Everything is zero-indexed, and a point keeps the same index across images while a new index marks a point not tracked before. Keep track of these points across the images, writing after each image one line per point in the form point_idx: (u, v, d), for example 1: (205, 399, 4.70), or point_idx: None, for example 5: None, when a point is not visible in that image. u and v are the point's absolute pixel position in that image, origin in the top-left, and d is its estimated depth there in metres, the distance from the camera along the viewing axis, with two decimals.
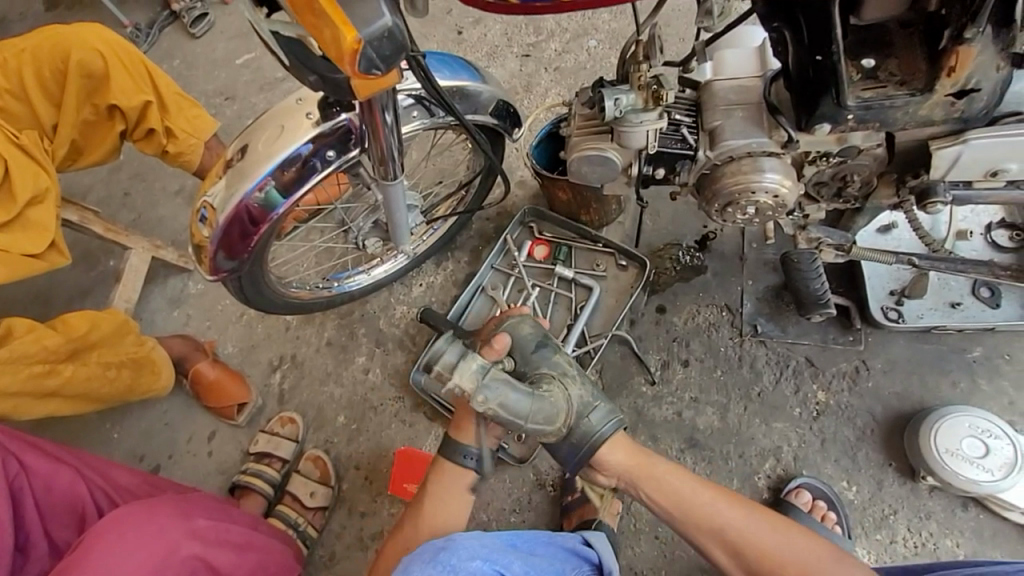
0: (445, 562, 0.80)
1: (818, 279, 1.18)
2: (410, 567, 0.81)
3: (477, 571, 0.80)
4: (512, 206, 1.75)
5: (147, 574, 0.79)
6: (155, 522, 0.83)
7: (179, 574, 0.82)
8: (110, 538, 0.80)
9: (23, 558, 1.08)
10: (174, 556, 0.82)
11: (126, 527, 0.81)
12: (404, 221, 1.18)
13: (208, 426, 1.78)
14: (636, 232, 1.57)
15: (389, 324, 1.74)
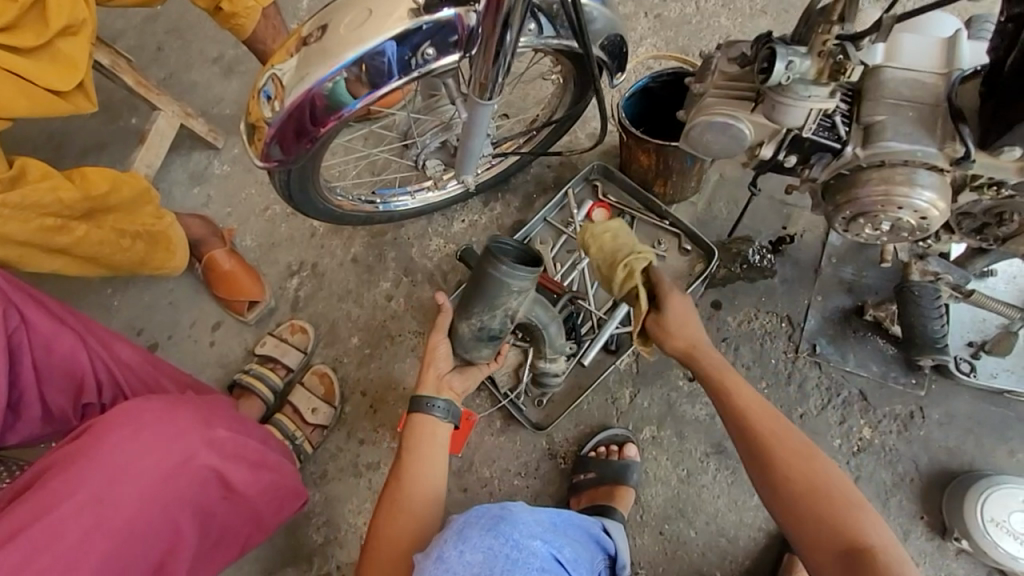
0: (507, 535, 0.74)
1: (939, 320, 1.04)
2: (466, 533, 0.74)
3: (539, 553, 0.74)
4: (577, 159, 1.62)
5: (158, 478, 0.72)
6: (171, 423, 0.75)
7: (192, 483, 0.75)
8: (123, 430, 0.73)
9: (14, 416, 1.04)
10: (190, 462, 0.75)
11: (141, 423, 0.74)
12: (479, 148, 1.06)
13: (214, 315, 1.70)
14: (707, 217, 1.46)
15: (422, 254, 1.64)
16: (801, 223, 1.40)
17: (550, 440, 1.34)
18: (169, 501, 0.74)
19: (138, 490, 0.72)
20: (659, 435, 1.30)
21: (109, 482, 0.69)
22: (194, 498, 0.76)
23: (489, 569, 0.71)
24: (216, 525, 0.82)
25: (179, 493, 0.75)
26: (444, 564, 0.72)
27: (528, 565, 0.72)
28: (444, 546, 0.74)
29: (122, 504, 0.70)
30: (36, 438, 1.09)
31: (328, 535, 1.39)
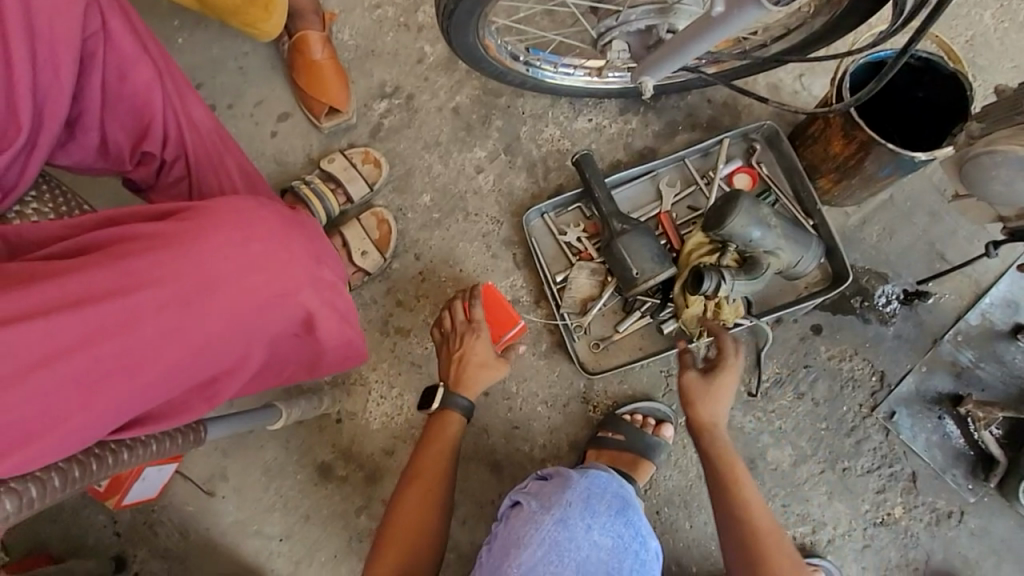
0: (633, 524, 0.82)
1: None
2: (595, 510, 0.80)
3: (652, 547, 0.83)
4: (744, 106, 1.38)
5: (246, 298, 0.68)
6: (280, 249, 0.70)
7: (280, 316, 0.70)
8: (232, 237, 0.68)
9: (69, 137, 0.88)
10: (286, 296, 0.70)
11: (254, 238, 0.69)
12: (690, 55, 0.89)
13: (283, 104, 1.50)
14: (854, 235, 1.28)
15: (530, 137, 1.44)
16: (948, 285, 1.25)
17: (589, 384, 1.28)
18: (254, 326, 0.69)
19: (228, 305, 0.67)
20: None
21: (198, 283, 0.66)
22: (275, 331, 0.72)
23: (617, 552, 0.78)
24: (280, 361, 0.78)
25: (264, 322, 0.70)
26: (570, 533, 0.77)
27: (647, 560, 0.80)
28: (571, 512, 0.79)
29: (204, 311, 0.66)
30: (85, 170, 0.94)
31: (337, 377, 1.34)
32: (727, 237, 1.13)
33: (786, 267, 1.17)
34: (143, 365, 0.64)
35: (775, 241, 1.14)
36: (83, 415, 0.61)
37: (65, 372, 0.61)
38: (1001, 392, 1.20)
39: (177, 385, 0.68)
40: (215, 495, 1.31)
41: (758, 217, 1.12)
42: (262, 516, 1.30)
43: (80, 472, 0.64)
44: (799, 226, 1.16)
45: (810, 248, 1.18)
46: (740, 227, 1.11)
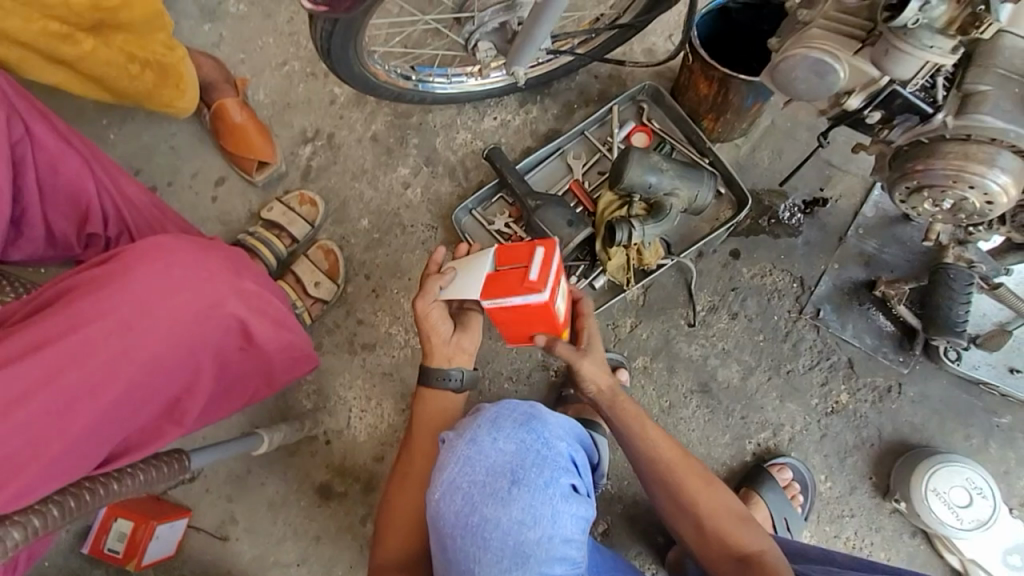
0: (537, 431, 0.81)
1: (963, 305, 1.13)
2: (500, 423, 0.81)
3: (565, 453, 0.81)
4: (628, 75, 1.52)
5: (183, 316, 0.78)
6: (202, 270, 0.80)
7: (217, 328, 0.81)
8: (156, 268, 0.77)
9: (17, 232, 0.99)
10: (218, 310, 0.81)
11: (175, 264, 0.79)
12: (539, 39, 1.04)
13: (217, 169, 1.62)
14: (748, 163, 1.41)
15: (446, 146, 1.56)
16: (840, 188, 1.38)
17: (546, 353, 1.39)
18: (194, 342, 0.79)
19: (166, 328, 0.77)
20: (650, 366, 1.35)
21: (137, 311, 0.75)
22: (216, 343, 0.82)
23: (519, 458, 0.77)
24: (230, 374, 0.89)
25: (202, 337, 0.80)
26: (478, 446, 0.78)
27: (556, 463, 0.78)
28: (478, 429, 0.81)
29: (148, 334, 0.76)
30: (39, 259, 1.04)
31: (318, 403, 1.43)
32: (627, 188, 1.26)
33: (687, 205, 1.30)
34: (100, 394, 0.73)
35: (670, 183, 1.26)
36: (55, 449, 0.70)
37: (28, 415, 0.69)
38: (909, 269, 1.32)
39: (138, 408, 0.78)
40: (228, 539, 1.38)
41: (648, 165, 1.25)
42: (276, 546, 1.37)
43: (75, 502, 0.74)
44: (690, 166, 1.29)
45: (705, 184, 1.30)
46: (637, 177, 1.24)
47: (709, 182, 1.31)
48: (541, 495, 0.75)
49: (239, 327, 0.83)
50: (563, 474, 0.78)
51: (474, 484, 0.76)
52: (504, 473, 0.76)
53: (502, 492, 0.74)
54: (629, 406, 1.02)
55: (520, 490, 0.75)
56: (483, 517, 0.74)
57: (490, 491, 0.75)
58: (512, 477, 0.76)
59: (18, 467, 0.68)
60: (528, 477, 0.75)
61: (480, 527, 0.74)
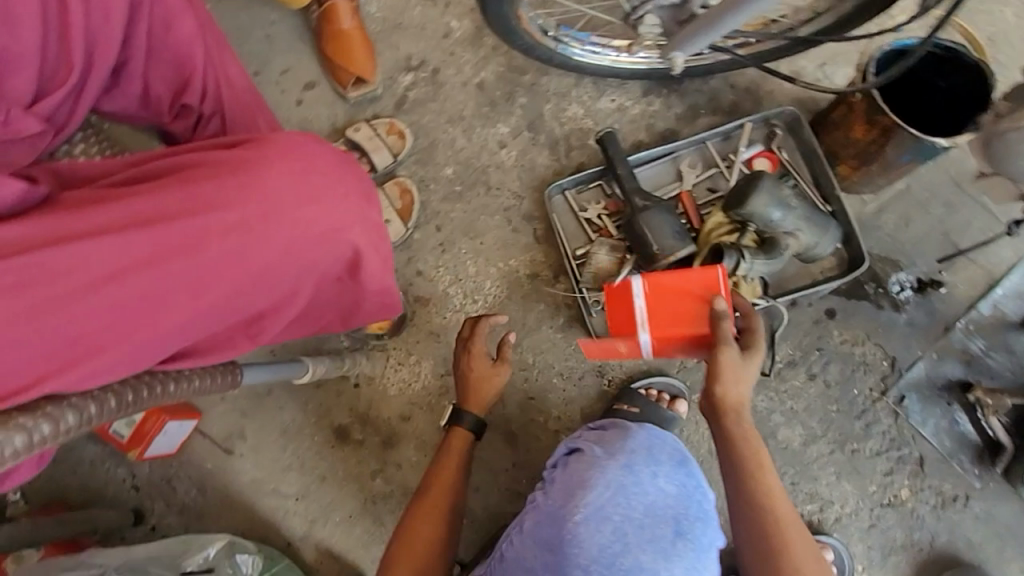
0: (698, 482, 0.89)
1: None
2: (659, 458, 0.89)
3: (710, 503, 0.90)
4: (767, 94, 1.40)
5: (301, 230, 0.71)
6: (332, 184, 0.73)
7: (329, 252, 0.73)
8: (287, 168, 0.71)
9: (113, 82, 0.90)
10: (335, 233, 0.73)
11: (308, 170, 0.72)
12: (719, 32, 0.94)
13: (309, 73, 1.51)
14: (871, 222, 1.30)
15: (554, 115, 1.45)
16: (962, 275, 1.27)
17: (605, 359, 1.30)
18: (302, 260, 0.72)
19: (280, 236, 0.70)
20: None
21: (258, 211, 0.70)
22: (323, 269, 0.75)
23: (684, 507, 0.85)
24: (323, 303, 0.81)
25: (311, 258, 0.73)
26: (640, 480, 0.86)
27: (708, 516, 0.87)
28: (637, 459, 0.88)
29: (262, 238, 0.70)
30: (125, 117, 0.95)
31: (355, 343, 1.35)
32: (749, 217, 1.16)
33: (800, 252, 1.20)
34: (199, 286, 0.68)
35: (794, 225, 1.16)
36: (142, 331, 0.66)
37: (128, 289, 0.65)
38: (1009, 381, 1.23)
39: (228, 314, 0.71)
40: (231, 454, 1.32)
41: (779, 199, 1.14)
42: (277, 476, 1.31)
43: (132, 396, 0.69)
44: (819, 211, 1.18)
45: (827, 234, 1.20)
46: (762, 207, 1.14)
47: (833, 235, 1.21)
48: (706, 557, 0.82)
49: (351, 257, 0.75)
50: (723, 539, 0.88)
51: (631, 520, 0.82)
52: (669, 520, 0.83)
53: (667, 540, 0.81)
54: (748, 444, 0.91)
55: (685, 544, 0.81)
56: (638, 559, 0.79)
57: (654, 534, 0.81)
58: (676, 526, 0.83)
59: (103, 337, 0.65)
60: (693, 530, 0.83)
61: (634, 567, 0.78)
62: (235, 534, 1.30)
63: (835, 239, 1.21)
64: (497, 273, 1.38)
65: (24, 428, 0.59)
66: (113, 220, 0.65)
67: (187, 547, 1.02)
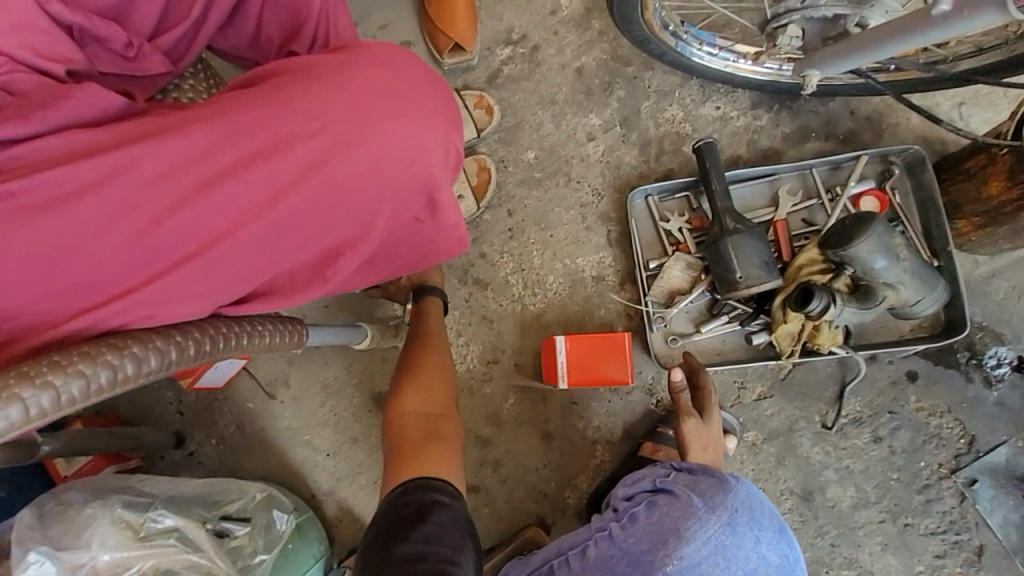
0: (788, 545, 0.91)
1: None
2: (761, 524, 0.89)
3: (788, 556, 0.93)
4: (890, 127, 1.28)
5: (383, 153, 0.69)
6: (415, 104, 0.71)
7: (411, 179, 0.71)
8: (373, 83, 0.70)
9: (228, 20, 0.88)
10: (420, 157, 0.71)
11: (393, 85, 0.71)
12: (872, 58, 0.86)
13: (406, 32, 1.48)
14: (979, 287, 1.19)
15: (651, 114, 1.37)
16: None
17: (658, 378, 1.26)
18: (383, 187, 0.71)
19: (364, 157, 0.69)
20: (760, 445, 1.20)
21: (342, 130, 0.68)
22: (404, 199, 0.73)
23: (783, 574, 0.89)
24: (398, 244, 0.80)
25: (393, 184, 0.71)
26: (751, 553, 0.87)
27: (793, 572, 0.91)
28: (741, 521, 0.88)
29: (345, 160, 0.68)
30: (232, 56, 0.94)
31: None
32: (850, 261, 1.07)
33: (896, 306, 1.11)
34: (281, 205, 0.66)
35: (898, 278, 1.07)
36: (222, 246, 0.65)
37: (212, 203, 0.64)
38: None
39: (306, 241, 0.70)
40: (274, 398, 1.35)
41: (889, 247, 1.05)
42: (313, 428, 1.34)
43: (210, 345, 0.67)
44: (928, 266, 1.09)
45: (932, 293, 1.10)
46: (869, 253, 1.05)
47: (937, 295, 1.11)
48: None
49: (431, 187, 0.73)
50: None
51: None
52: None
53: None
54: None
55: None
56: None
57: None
58: None
59: (185, 250, 0.64)
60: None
61: None
62: (266, 475, 1.34)
63: (938, 300, 1.11)
64: (563, 270, 1.34)
65: (110, 365, 0.57)
66: (203, 130, 0.65)
67: (225, 491, 1.03)
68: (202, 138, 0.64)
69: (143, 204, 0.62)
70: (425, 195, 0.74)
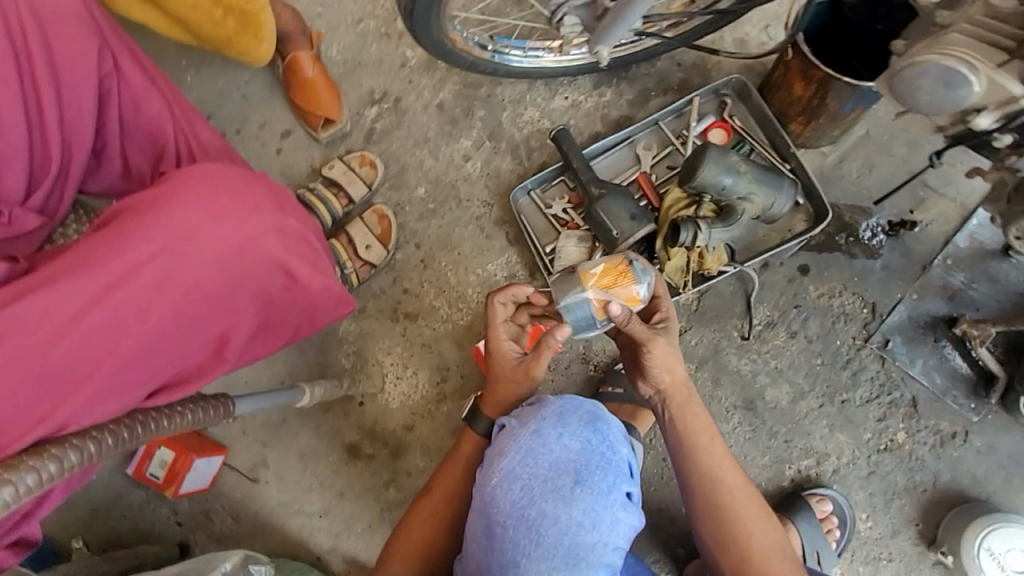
0: (602, 432, 0.81)
1: None
2: (566, 419, 0.80)
3: (626, 456, 0.81)
4: (714, 66, 1.43)
5: (227, 249, 0.83)
6: (244, 200, 0.85)
7: (259, 264, 0.85)
8: (199, 198, 0.82)
9: (97, 164, 1.02)
10: (260, 244, 0.85)
11: (218, 193, 0.84)
12: (631, 20, 0.99)
13: (285, 122, 1.64)
14: (832, 174, 1.31)
15: (511, 122, 1.52)
16: (934, 212, 1.27)
17: (588, 344, 1.35)
18: (237, 274, 0.84)
19: (211, 257, 0.82)
20: (694, 375, 1.29)
21: (184, 241, 0.81)
22: (259, 280, 0.87)
23: (582, 455, 0.78)
24: (274, 315, 0.93)
25: (243, 270, 0.84)
26: (543, 439, 0.78)
27: (620, 468, 0.78)
28: (545, 424, 0.80)
29: (194, 264, 0.81)
30: (111, 192, 1.07)
31: (357, 363, 1.46)
32: (702, 188, 1.19)
33: (759, 214, 1.23)
34: (151, 315, 0.79)
35: (746, 189, 1.19)
36: (113, 363, 0.77)
37: (90, 330, 0.76)
38: (996, 309, 1.21)
39: (185, 336, 0.83)
40: (259, 480, 1.44)
41: (726, 166, 1.18)
42: (302, 495, 1.43)
43: (129, 433, 0.80)
44: (769, 171, 1.21)
45: (783, 193, 1.22)
46: (711, 176, 1.18)
47: (788, 194, 1.23)
48: (603, 501, 0.75)
49: (280, 264, 0.87)
50: (628, 480, 0.78)
51: (535, 476, 0.75)
52: (568, 472, 0.76)
53: (565, 492, 0.74)
54: (698, 425, 1.03)
55: (584, 492, 0.75)
56: (538, 512, 0.74)
57: (552, 487, 0.75)
58: (576, 476, 0.76)
59: (79, 376, 0.76)
60: (593, 481, 0.76)
61: (537, 520, 0.74)
62: (272, 553, 1.41)
63: (791, 196, 1.23)
64: (478, 280, 1.47)
65: (34, 467, 0.68)
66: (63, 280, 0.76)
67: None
68: (61, 288, 0.75)
69: (26, 353, 0.73)
70: (278, 270, 0.87)
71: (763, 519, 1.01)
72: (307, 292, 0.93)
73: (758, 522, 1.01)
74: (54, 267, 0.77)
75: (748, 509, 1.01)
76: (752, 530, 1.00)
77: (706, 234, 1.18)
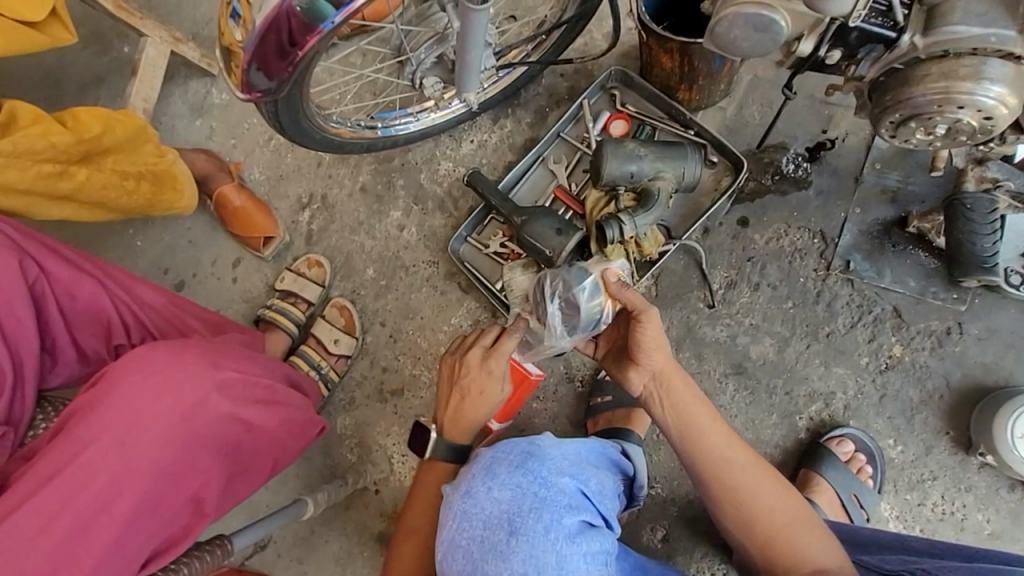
0: (535, 472, 0.86)
1: (987, 238, 1.06)
2: (494, 471, 0.86)
3: (566, 489, 0.86)
4: (596, 66, 1.47)
5: (173, 419, 0.83)
6: (181, 366, 0.85)
7: (211, 422, 0.86)
8: (136, 381, 0.83)
9: (52, 360, 1.06)
10: (203, 405, 0.85)
11: (152, 371, 0.84)
12: (476, 63, 0.95)
13: (232, 252, 1.66)
14: (738, 124, 1.32)
15: (431, 180, 1.57)
16: (845, 125, 1.27)
17: (567, 363, 1.34)
18: (192, 439, 0.84)
19: (159, 434, 0.82)
20: (678, 358, 1.26)
21: (129, 426, 0.81)
22: (214, 437, 0.87)
23: (515, 502, 0.84)
24: (243, 458, 0.93)
25: (198, 433, 0.85)
26: (474, 499, 0.85)
27: (555, 502, 0.83)
28: (475, 482, 0.86)
29: (144, 443, 0.81)
30: (75, 380, 1.11)
31: (362, 454, 1.47)
32: (615, 181, 1.22)
33: (676, 187, 1.24)
34: (114, 507, 0.79)
35: (654, 169, 1.21)
36: (91, 560, 0.78)
37: (60, 538, 0.77)
38: (941, 197, 1.21)
39: (161, 511, 0.83)
40: None
41: (625, 156, 1.21)
42: None
43: None
44: (669, 144, 1.23)
45: (691, 160, 1.23)
46: (615, 170, 1.21)
47: (697, 160, 1.24)
48: (540, 542, 0.80)
49: (232, 414, 0.88)
50: (566, 513, 0.83)
51: (473, 540, 0.82)
52: (500, 525, 0.82)
53: (500, 545, 0.81)
54: (692, 412, 0.99)
55: (518, 541, 0.80)
56: (485, 571, 0.81)
57: (489, 544, 0.82)
58: (509, 527, 0.82)
59: None
60: (525, 525, 0.81)
61: None
62: None
63: (700, 160, 1.24)
64: (447, 336, 1.49)
65: None
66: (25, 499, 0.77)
67: None
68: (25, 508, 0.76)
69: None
70: (233, 421, 0.88)
71: (773, 487, 0.96)
72: (268, 430, 0.94)
73: (766, 489, 0.96)
74: (15, 488, 0.78)
75: (754, 481, 0.97)
76: (764, 503, 0.96)
77: (631, 223, 1.18)
